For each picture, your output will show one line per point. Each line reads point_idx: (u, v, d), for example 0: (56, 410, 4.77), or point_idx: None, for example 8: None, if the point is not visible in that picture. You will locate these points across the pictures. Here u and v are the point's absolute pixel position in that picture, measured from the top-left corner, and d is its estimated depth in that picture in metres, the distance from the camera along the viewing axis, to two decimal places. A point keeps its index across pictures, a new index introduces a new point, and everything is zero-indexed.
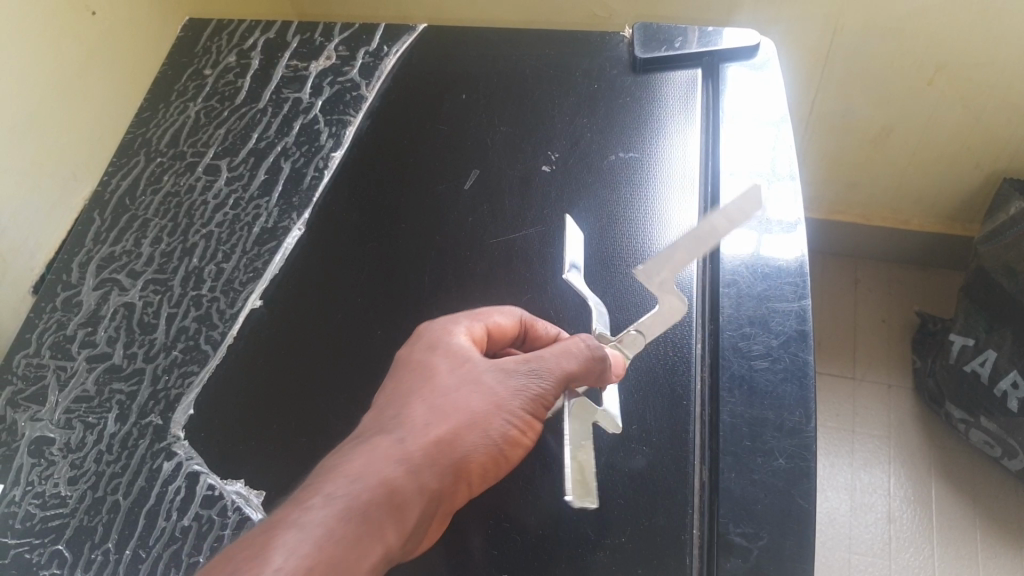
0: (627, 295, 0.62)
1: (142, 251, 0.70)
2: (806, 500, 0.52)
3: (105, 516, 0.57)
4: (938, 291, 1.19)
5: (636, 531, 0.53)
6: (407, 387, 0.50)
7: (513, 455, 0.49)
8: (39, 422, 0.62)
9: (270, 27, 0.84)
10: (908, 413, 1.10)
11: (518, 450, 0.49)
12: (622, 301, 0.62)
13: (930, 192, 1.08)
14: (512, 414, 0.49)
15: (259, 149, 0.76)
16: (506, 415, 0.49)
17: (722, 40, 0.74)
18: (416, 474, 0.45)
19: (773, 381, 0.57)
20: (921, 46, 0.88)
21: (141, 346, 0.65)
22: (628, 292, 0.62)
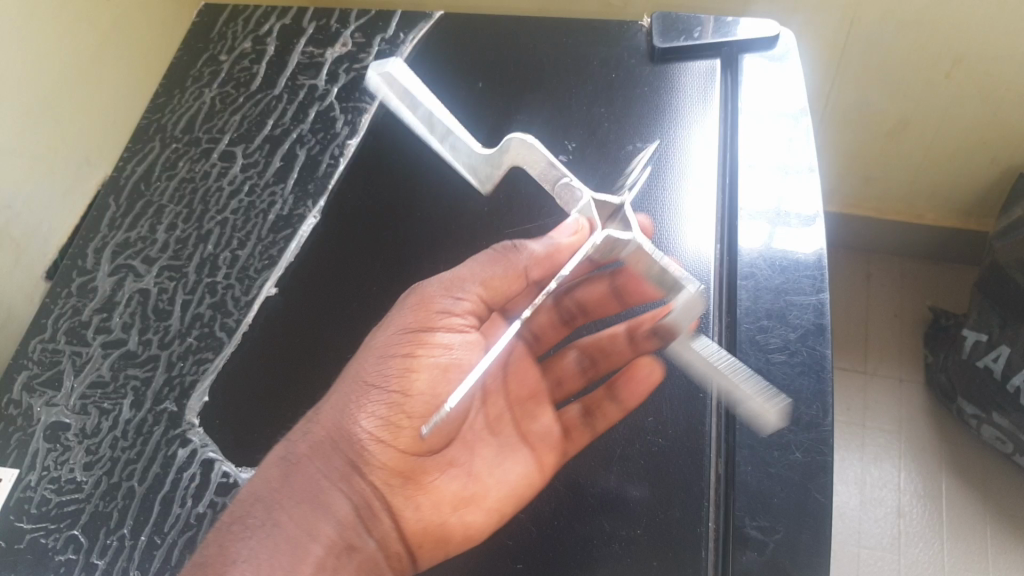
0: None
1: (156, 237, 0.70)
2: (823, 494, 0.52)
3: (120, 502, 0.57)
4: (952, 286, 1.18)
5: (651, 523, 0.53)
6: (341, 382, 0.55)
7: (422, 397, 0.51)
8: (54, 407, 0.62)
9: (285, 12, 0.83)
10: (919, 407, 1.09)
11: (419, 382, 0.51)
12: None
13: (947, 186, 1.06)
14: (393, 355, 0.52)
15: (274, 136, 0.75)
16: (385, 357, 0.52)
17: (740, 31, 0.73)
18: (321, 449, 0.52)
19: (791, 374, 0.57)
20: (939, 42, 0.86)
21: (155, 333, 0.65)
22: None
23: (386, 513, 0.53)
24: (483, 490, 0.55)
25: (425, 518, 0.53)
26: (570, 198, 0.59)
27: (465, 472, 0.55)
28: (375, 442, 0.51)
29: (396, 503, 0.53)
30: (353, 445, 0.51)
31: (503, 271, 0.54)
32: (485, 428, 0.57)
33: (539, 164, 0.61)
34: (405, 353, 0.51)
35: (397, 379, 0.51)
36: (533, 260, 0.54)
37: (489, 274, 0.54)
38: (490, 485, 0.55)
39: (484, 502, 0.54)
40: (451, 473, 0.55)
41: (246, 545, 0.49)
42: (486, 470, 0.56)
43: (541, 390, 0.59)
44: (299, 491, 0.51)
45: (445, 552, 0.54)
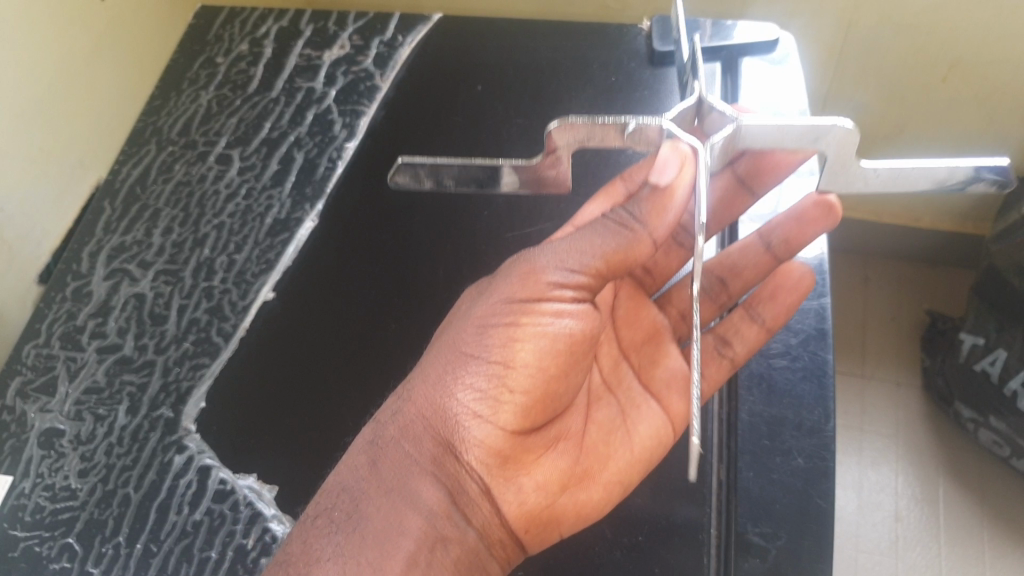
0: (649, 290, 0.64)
1: (152, 241, 0.69)
2: (825, 500, 0.52)
3: (115, 509, 0.57)
4: (949, 290, 1.18)
5: (652, 530, 0.53)
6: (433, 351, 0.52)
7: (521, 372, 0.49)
8: (49, 413, 0.61)
9: (282, 15, 0.83)
10: (917, 412, 1.09)
11: (523, 354, 0.49)
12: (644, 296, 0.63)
13: (944, 190, 1.06)
14: (494, 328, 0.49)
15: (272, 138, 0.75)
16: (484, 331, 0.50)
17: (736, 35, 0.72)
18: (412, 430, 0.49)
19: (793, 380, 0.56)
20: (936, 44, 0.86)
21: (151, 338, 0.64)
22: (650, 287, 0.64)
23: (485, 497, 0.50)
24: (594, 466, 0.53)
25: (532, 499, 0.51)
26: (650, 135, 0.52)
27: (574, 446, 0.54)
28: (476, 420, 0.49)
29: (498, 484, 0.51)
30: (450, 425, 0.49)
31: (627, 233, 0.49)
32: (603, 385, 0.58)
33: (591, 129, 0.53)
34: (508, 325, 0.49)
35: (499, 351, 0.49)
36: (648, 210, 0.48)
37: (613, 238, 0.48)
38: (606, 459, 0.53)
39: (597, 478, 0.52)
40: (557, 450, 0.53)
41: (331, 542, 0.47)
42: (596, 441, 0.54)
43: (660, 330, 0.59)
44: (388, 477, 0.49)
45: (558, 532, 0.52)
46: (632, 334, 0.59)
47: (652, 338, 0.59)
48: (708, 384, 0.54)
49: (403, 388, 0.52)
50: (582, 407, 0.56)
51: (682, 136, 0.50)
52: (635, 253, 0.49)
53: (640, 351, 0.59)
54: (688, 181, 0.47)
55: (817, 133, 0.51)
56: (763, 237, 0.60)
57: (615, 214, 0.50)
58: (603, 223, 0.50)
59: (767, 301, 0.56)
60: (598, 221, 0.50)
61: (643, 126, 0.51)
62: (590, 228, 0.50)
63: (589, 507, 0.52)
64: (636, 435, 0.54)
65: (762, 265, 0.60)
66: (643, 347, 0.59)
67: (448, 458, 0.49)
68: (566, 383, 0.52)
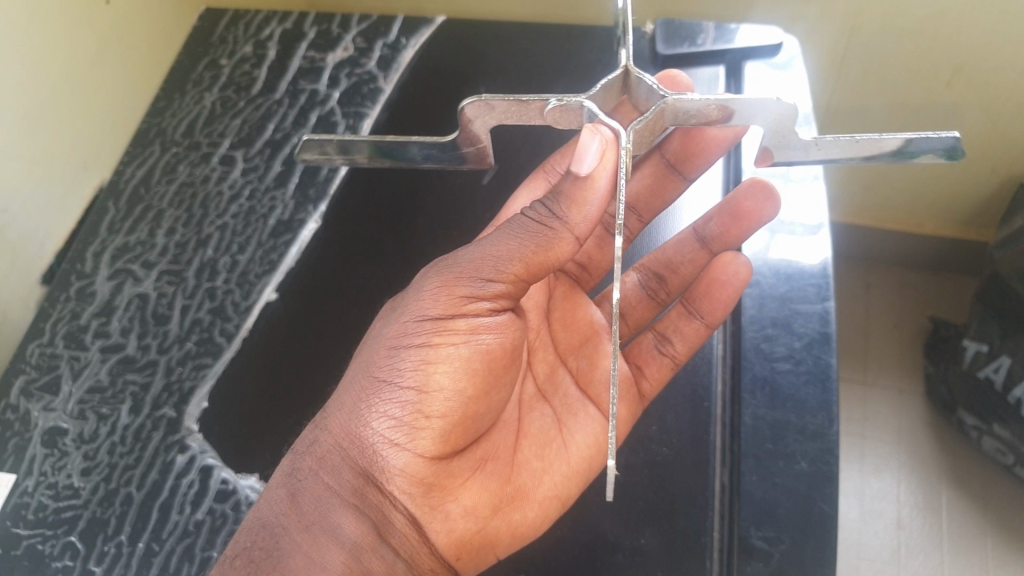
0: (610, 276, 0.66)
1: (156, 242, 0.69)
2: (829, 504, 0.51)
3: (118, 509, 0.57)
4: (952, 297, 1.17)
5: (654, 533, 0.53)
6: (347, 374, 0.51)
7: (436, 396, 0.48)
8: (52, 412, 0.61)
9: (286, 17, 0.83)
10: (919, 419, 1.09)
11: (439, 377, 0.48)
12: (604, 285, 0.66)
13: (948, 197, 1.06)
14: (409, 349, 0.48)
15: (275, 140, 0.75)
16: (397, 354, 0.48)
17: (740, 38, 0.73)
18: (329, 462, 0.49)
19: (796, 384, 0.56)
20: (941, 47, 0.85)
21: (154, 338, 0.64)
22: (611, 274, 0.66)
23: (413, 527, 0.49)
24: (528, 485, 0.54)
25: (461, 526, 0.51)
26: (572, 114, 0.51)
27: (504, 465, 0.54)
28: (393, 449, 0.48)
29: (425, 514, 0.50)
30: (367, 456, 0.48)
31: (545, 235, 0.48)
32: (536, 395, 0.59)
33: (508, 106, 0.51)
34: (423, 345, 0.48)
35: (415, 374, 0.48)
36: (568, 207, 0.47)
37: (532, 240, 0.48)
38: (540, 476, 0.54)
39: (534, 496, 0.53)
40: (485, 472, 0.53)
41: None
42: (530, 457, 0.55)
43: (599, 327, 0.60)
44: (307, 509, 0.48)
45: (494, 554, 0.52)
46: (568, 338, 0.60)
47: (589, 340, 0.60)
48: (651, 383, 0.57)
49: (319, 416, 0.51)
50: (514, 420, 0.57)
51: (604, 117, 0.49)
52: (553, 253, 0.48)
53: (578, 353, 0.60)
54: (609, 169, 0.46)
55: (752, 111, 0.50)
56: (698, 231, 0.62)
57: (536, 208, 0.49)
58: (519, 223, 0.48)
59: (704, 297, 0.57)
60: (513, 222, 0.49)
61: (562, 106, 0.50)
62: (506, 230, 0.48)
63: (524, 526, 0.52)
64: (572, 446, 0.56)
65: (698, 260, 0.62)
66: (581, 350, 0.60)
67: (368, 490, 0.48)
68: (489, 402, 0.51)
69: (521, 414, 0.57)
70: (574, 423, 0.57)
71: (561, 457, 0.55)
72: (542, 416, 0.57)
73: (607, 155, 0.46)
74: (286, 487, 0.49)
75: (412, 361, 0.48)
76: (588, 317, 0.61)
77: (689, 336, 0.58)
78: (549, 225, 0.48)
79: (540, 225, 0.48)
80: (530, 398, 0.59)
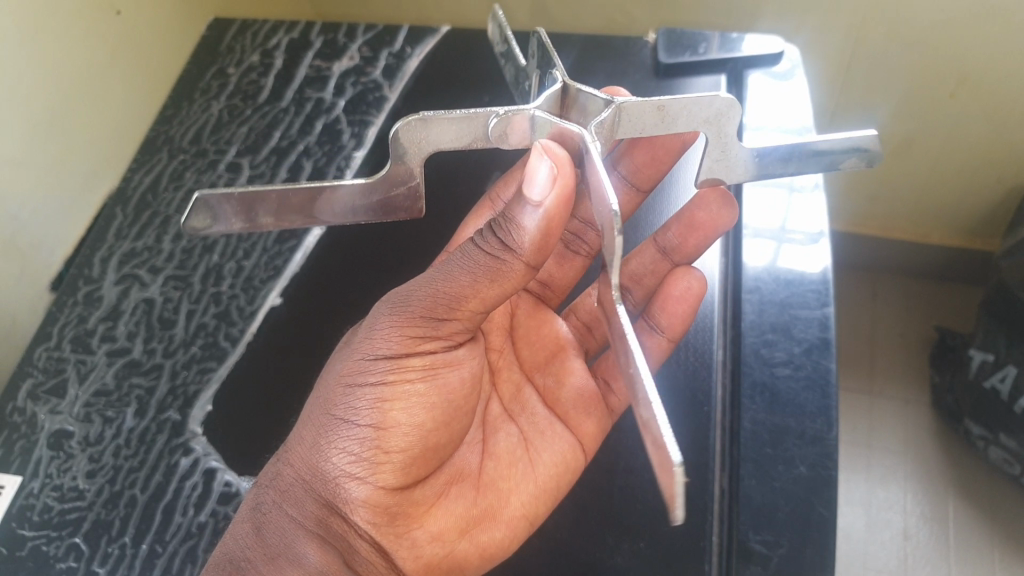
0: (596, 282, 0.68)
1: (162, 247, 0.70)
2: (828, 508, 0.52)
3: (122, 510, 0.57)
4: (956, 306, 1.17)
5: (653, 536, 0.54)
6: (307, 407, 0.51)
7: (394, 431, 0.48)
8: (59, 415, 0.62)
9: (293, 27, 0.84)
10: (926, 430, 1.08)
11: (397, 412, 0.48)
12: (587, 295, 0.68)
13: (952, 206, 1.06)
14: (364, 386, 0.48)
15: (281, 147, 0.76)
16: (353, 391, 0.49)
17: (745, 48, 0.73)
18: (291, 494, 0.49)
19: (796, 389, 0.56)
20: (943, 57, 0.86)
21: (160, 342, 0.65)
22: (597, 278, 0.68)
23: (378, 555, 0.50)
24: (495, 505, 0.53)
25: (428, 552, 0.51)
26: (519, 130, 0.50)
27: (469, 487, 0.54)
28: (354, 482, 0.48)
29: (390, 542, 0.50)
30: (330, 487, 0.48)
31: (496, 268, 0.47)
32: (503, 414, 0.59)
33: (446, 126, 0.49)
34: (379, 381, 0.48)
35: (371, 411, 0.48)
36: (522, 244, 0.46)
37: (483, 273, 0.47)
38: (507, 496, 0.54)
39: (501, 516, 0.53)
40: (451, 495, 0.53)
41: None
42: (496, 477, 0.55)
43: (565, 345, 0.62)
44: (271, 541, 0.48)
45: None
46: (533, 354, 0.62)
47: (555, 356, 0.62)
48: (618, 398, 0.59)
49: (281, 451, 0.51)
50: (479, 441, 0.57)
51: (561, 126, 0.49)
52: (505, 285, 0.48)
53: (544, 370, 0.61)
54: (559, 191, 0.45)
55: (696, 113, 0.51)
56: (659, 242, 0.63)
57: (486, 237, 0.48)
58: (471, 253, 0.48)
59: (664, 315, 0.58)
60: (463, 253, 0.48)
61: (506, 119, 0.49)
62: (456, 263, 0.48)
63: (492, 546, 0.52)
64: (540, 464, 0.55)
65: (659, 269, 0.63)
66: (547, 366, 0.61)
67: (332, 520, 0.48)
68: (449, 431, 0.51)
69: (486, 435, 0.57)
70: (543, 442, 0.56)
71: (528, 477, 0.55)
72: (508, 436, 0.57)
73: (560, 176, 0.45)
74: (252, 519, 0.50)
75: (369, 398, 0.48)
76: (554, 332, 0.63)
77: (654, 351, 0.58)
78: (500, 256, 0.47)
79: (492, 257, 0.47)
80: (496, 417, 0.59)
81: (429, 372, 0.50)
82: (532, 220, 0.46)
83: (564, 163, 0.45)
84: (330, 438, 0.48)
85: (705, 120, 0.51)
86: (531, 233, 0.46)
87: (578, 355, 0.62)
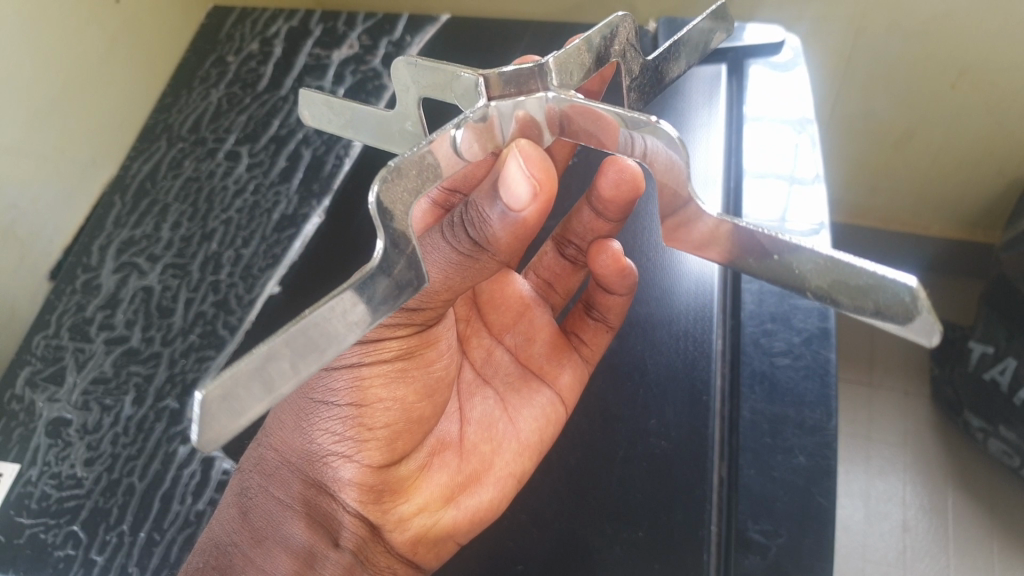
0: (666, 305, 0.62)
1: (160, 236, 0.70)
2: (827, 498, 0.51)
3: (120, 498, 0.57)
4: (957, 298, 1.16)
5: (653, 525, 0.54)
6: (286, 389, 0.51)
7: (377, 408, 0.47)
8: (57, 403, 0.62)
9: (292, 15, 0.84)
10: (926, 422, 1.08)
11: (377, 389, 0.47)
12: (668, 316, 0.61)
13: (954, 197, 1.05)
14: (339, 367, 0.47)
15: (280, 136, 0.75)
16: (329, 373, 0.47)
17: (746, 37, 0.73)
18: (279, 475, 0.49)
19: (795, 378, 0.56)
20: (945, 48, 0.85)
21: (158, 331, 0.64)
22: (665, 302, 0.62)
23: (368, 532, 0.50)
24: (480, 468, 0.55)
25: (416, 524, 0.52)
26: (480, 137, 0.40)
27: (452, 455, 0.55)
28: (341, 461, 0.48)
29: (378, 518, 0.50)
30: (316, 467, 0.48)
31: (471, 265, 0.43)
32: (476, 379, 0.60)
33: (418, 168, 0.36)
34: (356, 362, 0.47)
35: (351, 392, 0.47)
36: (498, 244, 0.42)
37: (458, 271, 0.43)
38: (491, 458, 0.55)
39: (488, 479, 0.55)
40: (437, 466, 0.53)
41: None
42: (477, 442, 0.56)
43: (531, 301, 0.62)
44: (258, 525, 0.49)
45: (454, 541, 0.54)
46: (500, 316, 0.61)
47: (522, 315, 0.61)
48: (589, 347, 0.60)
49: (262, 434, 0.52)
50: (456, 410, 0.57)
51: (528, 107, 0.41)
52: (477, 276, 0.44)
53: (513, 330, 0.61)
54: (539, 199, 0.40)
55: (606, 43, 0.48)
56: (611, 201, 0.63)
57: (453, 231, 0.42)
58: (440, 248, 0.43)
59: (607, 287, 0.57)
60: (431, 243, 0.43)
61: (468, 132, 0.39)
62: (426, 255, 0.43)
63: (481, 510, 0.54)
64: (521, 421, 0.57)
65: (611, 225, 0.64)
66: (515, 325, 0.61)
67: (319, 501, 0.49)
68: (432, 405, 0.51)
69: (463, 402, 0.58)
70: (519, 401, 0.58)
71: (511, 435, 0.56)
72: (484, 399, 0.58)
73: (544, 187, 0.39)
74: (241, 501, 0.50)
75: (346, 380, 0.47)
76: (517, 290, 0.61)
77: (611, 310, 0.59)
78: (474, 256, 0.42)
79: (467, 257, 0.43)
80: (470, 383, 0.59)
81: (405, 351, 0.48)
82: (512, 228, 0.41)
83: (540, 161, 0.40)
84: (311, 420, 0.48)
85: (616, 44, 0.48)
86: (510, 236, 0.42)
87: (544, 311, 0.62)
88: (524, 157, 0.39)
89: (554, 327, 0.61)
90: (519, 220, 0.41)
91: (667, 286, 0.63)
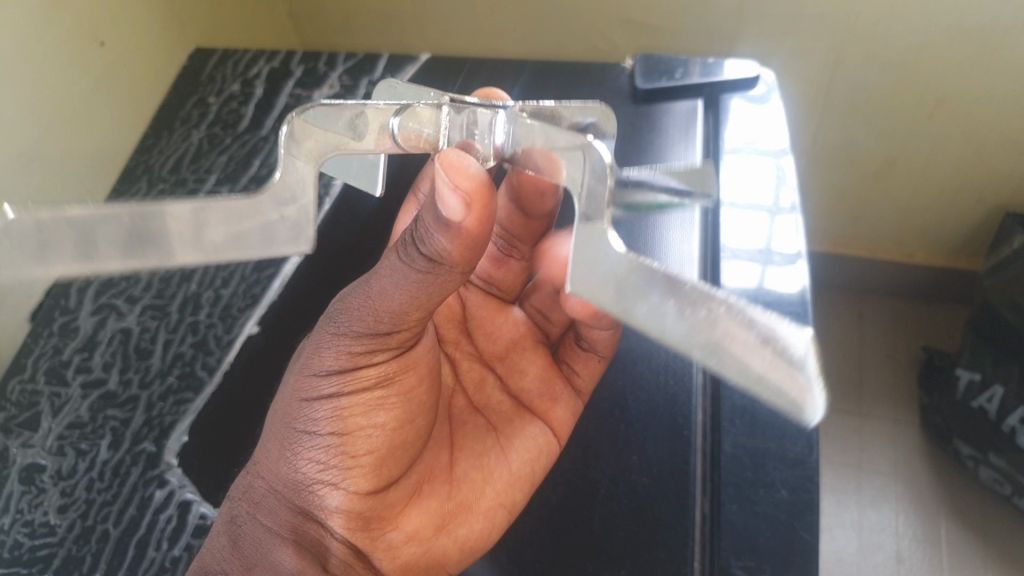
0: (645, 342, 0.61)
1: (139, 277, 0.70)
2: (810, 533, 0.52)
3: (94, 546, 0.57)
4: (942, 327, 1.16)
5: (637, 563, 0.53)
6: (269, 420, 0.51)
7: (359, 440, 0.48)
8: (31, 449, 0.61)
9: (273, 55, 0.85)
10: (916, 450, 1.07)
11: (358, 418, 0.48)
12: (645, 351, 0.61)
13: (937, 225, 1.06)
14: (320, 399, 0.48)
15: (260, 176, 0.76)
16: (309, 404, 0.48)
17: (725, 72, 0.74)
18: (266, 503, 0.49)
19: (776, 411, 0.56)
20: (922, 79, 0.87)
21: (136, 373, 0.64)
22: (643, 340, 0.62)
23: (356, 557, 0.50)
24: (470, 497, 0.54)
25: (404, 552, 0.51)
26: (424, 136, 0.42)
27: (442, 483, 0.54)
28: (328, 489, 0.48)
29: (366, 545, 0.50)
30: (304, 495, 0.49)
31: (434, 282, 0.42)
32: (469, 407, 0.60)
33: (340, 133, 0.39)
34: (335, 392, 0.47)
35: (331, 422, 0.48)
36: (446, 251, 0.41)
37: (423, 289, 0.43)
38: (482, 488, 0.55)
39: (478, 508, 0.54)
40: (427, 490, 0.53)
41: None
42: (467, 470, 0.56)
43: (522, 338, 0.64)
44: (247, 552, 0.48)
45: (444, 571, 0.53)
46: (490, 345, 0.64)
47: (512, 347, 0.63)
48: (583, 379, 0.60)
49: (250, 462, 0.51)
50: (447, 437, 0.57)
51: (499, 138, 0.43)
52: (443, 288, 0.43)
53: (503, 361, 0.63)
54: (471, 208, 0.39)
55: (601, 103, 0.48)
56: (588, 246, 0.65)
57: (410, 251, 0.42)
58: (400, 269, 0.42)
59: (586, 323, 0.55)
60: (390, 265, 0.43)
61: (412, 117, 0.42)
62: (388, 279, 0.43)
63: (471, 539, 0.54)
64: (511, 451, 0.57)
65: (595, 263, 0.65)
66: (507, 357, 0.63)
67: (307, 529, 0.49)
68: (416, 428, 0.51)
69: (455, 428, 0.58)
70: (511, 432, 0.58)
71: (502, 465, 0.56)
72: (476, 426, 0.59)
73: (474, 199, 0.39)
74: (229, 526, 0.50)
75: (326, 412, 0.48)
76: (511, 320, 0.64)
77: (597, 342, 0.58)
78: (434, 271, 0.42)
79: (426, 274, 0.42)
80: (463, 410, 0.60)
81: (386, 377, 0.48)
82: (454, 239, 0.40)
83: (470, 172, 0.39)
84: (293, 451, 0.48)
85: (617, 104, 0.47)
86: (459, 248, 0.41)
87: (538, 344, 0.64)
88: (447, 169, 0.38)
89: (545, 357, 0.63)
90: (459, 231, 0.40)
91: (642, 324, 0.62)
